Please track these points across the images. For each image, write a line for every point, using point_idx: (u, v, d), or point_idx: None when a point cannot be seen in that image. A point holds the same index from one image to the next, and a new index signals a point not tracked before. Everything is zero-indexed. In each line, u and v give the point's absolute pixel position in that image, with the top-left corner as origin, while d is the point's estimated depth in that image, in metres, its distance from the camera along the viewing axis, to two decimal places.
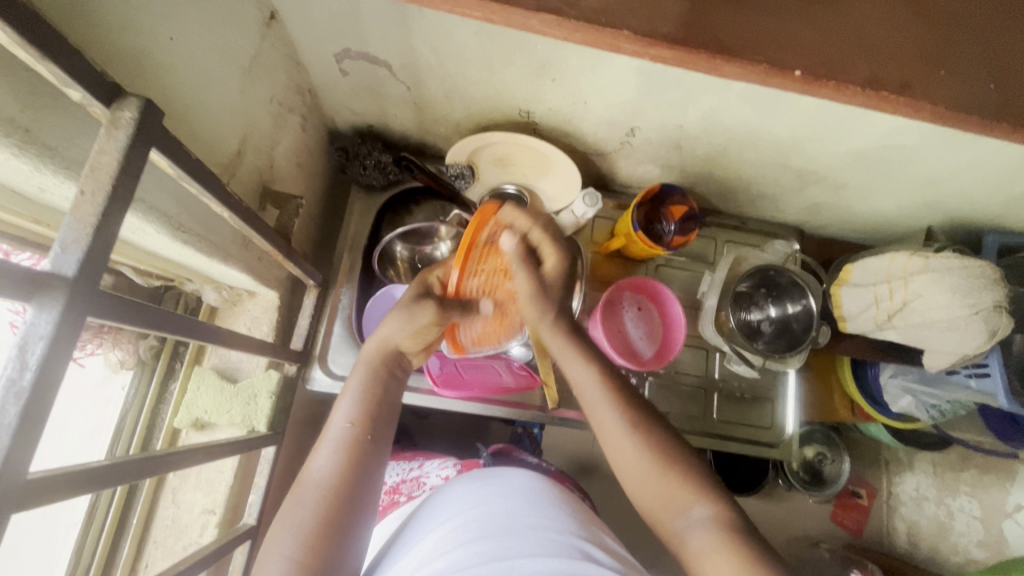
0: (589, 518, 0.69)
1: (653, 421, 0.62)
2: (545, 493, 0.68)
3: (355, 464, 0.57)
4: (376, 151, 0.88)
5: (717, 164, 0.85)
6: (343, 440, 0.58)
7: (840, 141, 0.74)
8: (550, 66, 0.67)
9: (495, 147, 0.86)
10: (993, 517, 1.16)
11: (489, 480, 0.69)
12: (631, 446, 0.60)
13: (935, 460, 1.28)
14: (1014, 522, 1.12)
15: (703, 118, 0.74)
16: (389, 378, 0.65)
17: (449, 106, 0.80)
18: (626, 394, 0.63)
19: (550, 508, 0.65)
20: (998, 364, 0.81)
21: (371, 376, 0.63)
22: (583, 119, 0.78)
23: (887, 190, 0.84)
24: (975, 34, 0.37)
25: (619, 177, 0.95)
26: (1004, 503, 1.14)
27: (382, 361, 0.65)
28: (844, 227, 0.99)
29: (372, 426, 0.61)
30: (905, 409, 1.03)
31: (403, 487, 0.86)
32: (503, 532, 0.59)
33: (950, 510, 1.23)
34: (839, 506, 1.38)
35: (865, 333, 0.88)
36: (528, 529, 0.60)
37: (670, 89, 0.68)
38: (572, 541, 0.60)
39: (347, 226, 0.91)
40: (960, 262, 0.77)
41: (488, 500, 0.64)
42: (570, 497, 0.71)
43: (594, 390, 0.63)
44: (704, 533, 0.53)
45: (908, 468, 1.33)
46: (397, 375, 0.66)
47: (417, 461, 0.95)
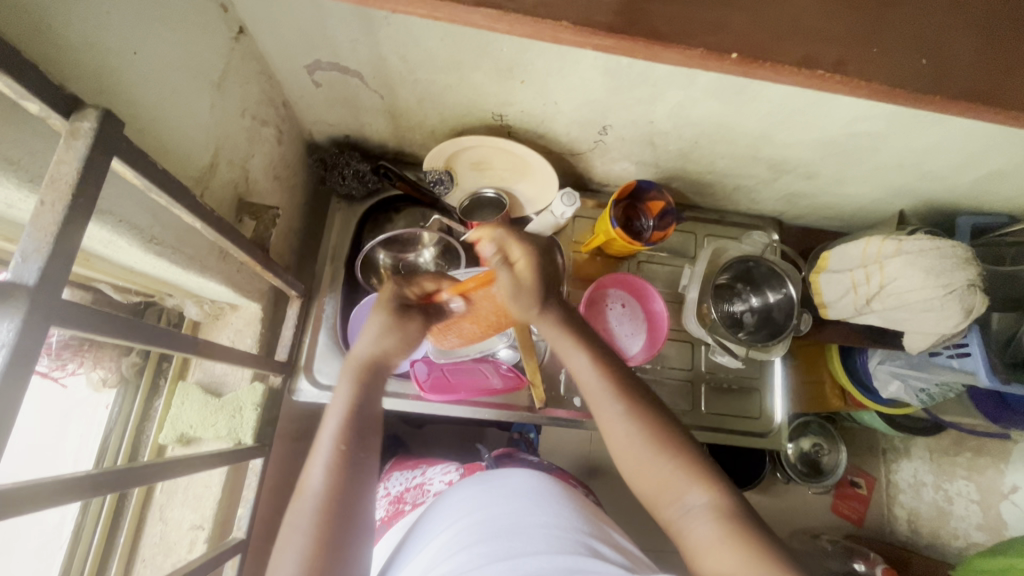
0: (595, 514, 0.70)
1: (652, 408, 0.62)
2: (547, 492, 0.68)
3: (347, 483, 0.56)
4: (354, 160, 0.89)
5: (691, 158, 0.87)
6: (333, 459, 0.56)
7: (806, 131, 0.75)
8: (518, 68, 0.69)
9: (471, 151, 0.87)
10: (989, 500, 1.17)
11: (490, 485, 0.70)
12: (627, 433, 0.60)
13: (930, 447, 1.29)
14: (1011, 504, 1.12)
15: (672, 114, 0.75)
16: (377, 383, 0.63)
17: (423, 113, 0.81)
18: (622, 381, 0.63)
19: (552, 506, 0.65)
20: (978, 343, 0.81)
21: (359, 388, 0.61)
22: (555, 119, 0.79)
23: (858, 177, 0.86)
24: (906, 14, 0.39)
25: (596, 176, 0.96)
26: (1000, 484, 1.15)
27: (365, 372, 0.62)
28: (822, 216, 1.01)
29: (358, 443, 0.58)
30: (895, 395, 1.04)
31: (406, 495, 0.85)
32: (506, 534, 0.59)
33: (948, 494, 1.24)
34: (838, 497, 1.40)
35: (846, 318, 0.90)
36: (531, 529, 0.60)
37: (636, 86, 0.70)
38: (577, 537, 0.60)
39: (329, 236, 0.92)
40: (932, 244, 0.78)
41: (492, 504, 0.65)
42: (572, 495, 0.71)
43: (592, 378, 0.63)
44: (705, 522, 0.54)
45: (905, 455, 1.34)
46: (381, 384, 0.63)
47: (421, 468, 0.94)
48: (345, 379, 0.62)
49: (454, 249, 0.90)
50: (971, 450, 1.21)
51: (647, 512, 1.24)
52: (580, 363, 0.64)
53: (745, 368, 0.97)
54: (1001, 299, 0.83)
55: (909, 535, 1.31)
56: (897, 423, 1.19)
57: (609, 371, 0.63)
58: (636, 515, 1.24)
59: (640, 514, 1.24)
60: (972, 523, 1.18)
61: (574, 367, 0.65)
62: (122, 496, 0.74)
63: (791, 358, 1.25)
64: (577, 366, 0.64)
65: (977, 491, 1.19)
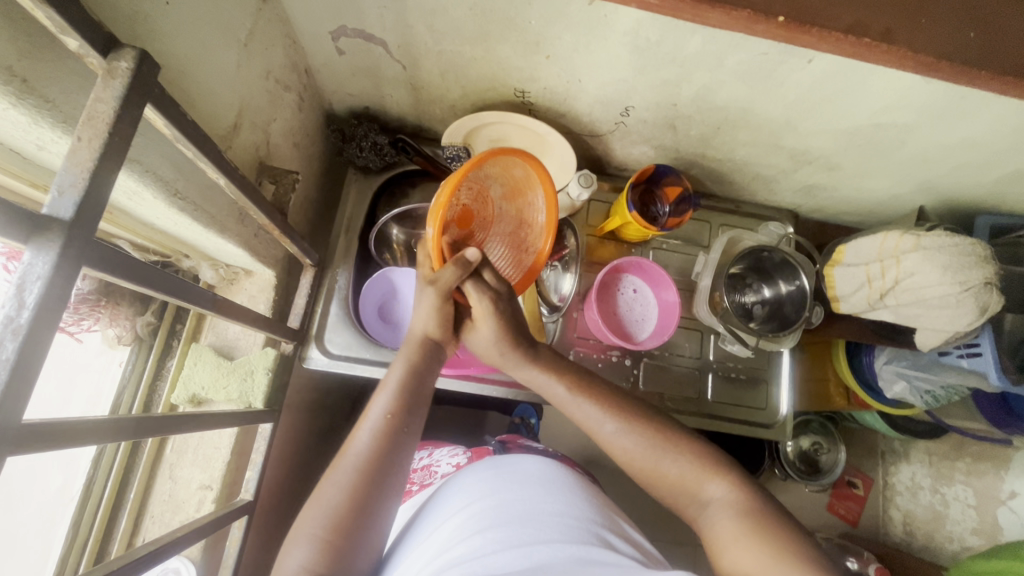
0: (604, 502, 0.71)
1: (646, 415, 0.63)
2: (558, 480, 0.70)
3: (388, 451, 0.57)
4: (373, 132, 0.89)
5: (711, 146, 0.86)
6: (381, 425, 0.58)
7: (831, 121, 0.75)
8: (544, 42, 0.68)
9: (491, 128, 0.87)
10: (988, 505, 1.19)
11: (503, 470, 0.70)
12: (630, 443, 0.61)
13: (931, 450, 1.30)
14: (1009, 510, 1.15)
15: (696, 98, 0.75)
16: (430, 365, 0.64)
17: (445, 86, 0.81)
18: (617, 397, 0.64)
19: (565, 495, 0.66)
20: (990, 343, 0.81)
21: (412, 367, 0.63)
22: (577, 98, 0.79)
23: (878, 171, 0.85)
24: None
25: (614, 159, 0.96)
26: (999, 490, 1.18)
27: (420, 351, 0.64)
28: (838, 210, 1.00)
29: (408, 417, 0.60)
30: (899, 395, 1.04)
31: (413, 475, 0.86)
32: (521, 521, 0.60)
33: (945, 498, 1.26)
34: (834, 497, 1.39)
35: (858, 313, 0.89)
36: (545, 516, 0.62)
37: (663, 67, 0.69)
38: (590, 526, 0.62)
39: (344, 208, 0.92)
40: (950, 240, 0.78)
41: (503, 490, 0.66)
42: (582, 482, 0.73)
43: (581, 404, 0.64)
44: (726, 514, 0.55)
45: (904, 458, 1.35)
46: (434, 366, 0.65)
47: (426, 449, 0.95)
48: (401, 358, 0.64)
49: None
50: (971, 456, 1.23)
51: (646, 501, 1.25)
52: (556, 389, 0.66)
53: (753, 358, 0.97)
54: (1012, 301, 0.83)
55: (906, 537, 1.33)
56: (899, 424, 1.21)
57: (596, 396, 0.64)
58: (636, 504, 1.25)
59: (639, 503, 1.24)
60: (966, 528, 1.22)
61: (557, 400, 0.66)
62: (132, 454, 0.75)
63: (798, 354, 1.25)
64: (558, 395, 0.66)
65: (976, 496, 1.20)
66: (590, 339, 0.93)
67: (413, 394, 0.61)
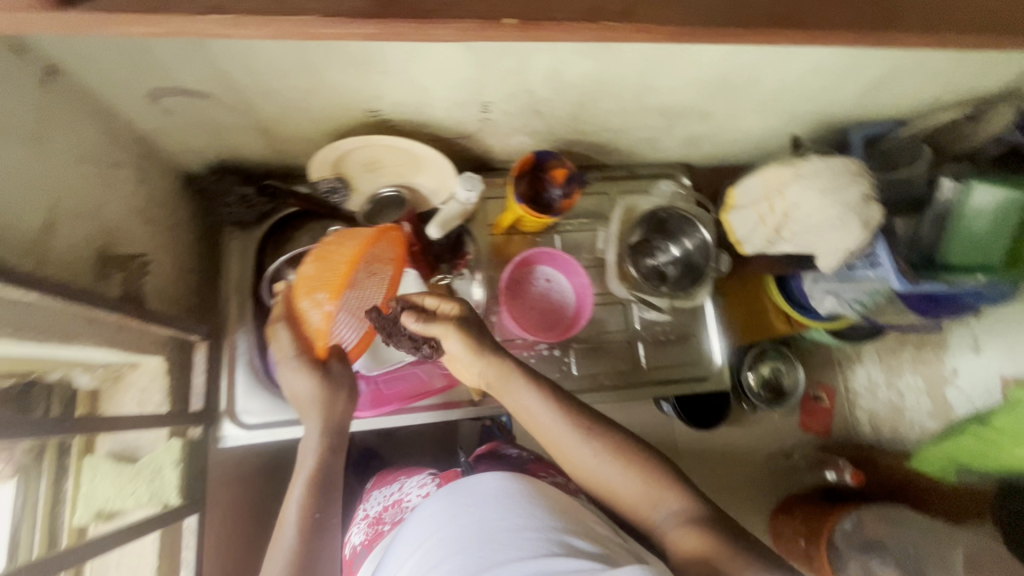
0: (569, 505, 0.69)
1: (614, 432, 0.69)
2: (517, 486, 0.67)
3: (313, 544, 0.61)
4: (235, 185, 0.84)
5: (584, 121, 0.85)
6: (300, 524, 0.61)
7: (682, 75, 0.74)
8: (372, 59, 0.64)
9: (357, 154, 0.84)
10: (937, 387, 1.36)
11: (460, 491, 0.68)
12: (595, 457, 0.67)
13: (879, 349, 1.48)
14: (955, 388, 1.32)
15: (548, 81, 0.73)
16: (336, 440, 0.67)
17: (293, 123, 0.76)
18: (587, 415, 0.69)
19: (525, 505, 0.64)
20: (885, 250, 0.86)
21: (316, 451, 0.66)
22: (432, 105, 0.76)
23: (747, 109, 0.86)
24: None
25: (497, 155, 0.94)
26: (944, 371, 1.35)
27: (320, 430, 0.66)
28: (727, 153, 1.01)
29: (324, 504, 0.63)
30: (832, 311, 1.08)
31: (385, 515, 0.85)
32: (477, 544, 0.59)
33: (900, 390, 1.44)
34: (804, 414, 1.55)
35: (760, 252, 0.91)
36: (501, 536, 0.60)
37: (503, 58, 0.67)
38: (550, 530, 0.62)
39: (228, 270, 0.87)
40: (825, 164, 0.80)
41: (461, 516, 0.64)
42: (544, 486, 0.70)
43: (553, 422, 0.68)
44: (677, 527, 0.62)
45: (858, 361, 1.52)
46: (342, 436, 0.68)
47: (399, 482, 0.94)
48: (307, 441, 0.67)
49: None
50: (916, 344, 1.42)
51: None
52: (539, 408, 0.69)
53: (678, 317, 0.98)
54: (902, 205, 0.90)
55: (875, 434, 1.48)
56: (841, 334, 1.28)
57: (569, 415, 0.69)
58: None
59: None
60: (923, 412, 1.38)
61: (532, 416, 0.70)
62: None
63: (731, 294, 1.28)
64: (537, 415, 0.69)
65: (924, 382, 1.40)
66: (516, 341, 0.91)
67: (320, 476, 0.65)
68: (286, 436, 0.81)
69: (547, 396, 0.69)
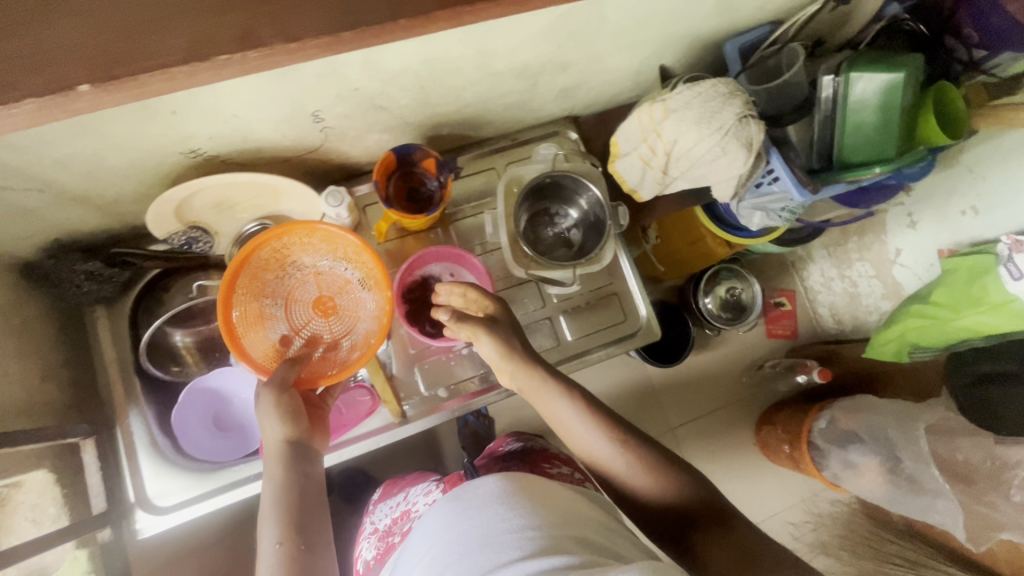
0: (567, 503, 0.64)
1: (643, 443, 0.69)
2: (516, 484, 0.62)
3: None
4: (78, 263, 0.76)
5: (436, 103, 0.77)
6: (277, 561, 0.57)
7: (518, 33, 0.67)
8: (153, 103, 0.56)
9: (201, 197, 0.76)
10: (884, 270, 1.36)
11: (458, 496, 0.63)
12: (626, 465, 0.67)
13: (827, 244, 1.50)
14: (901, 267, 1.31)
15: (369, 74, 0.65)
16: (303, 473, 0.64)
17: (108, 184, 0.68)
18: (615, 422, 0.69)
19: (523, 503, 0.59)
20: (781, 163, 0.83)
21: (282, 486, 0.61)
22: (255, 129, 0.68)
23: (609, 48, 0.79)
24: None
25: (364, 157, 0.86)
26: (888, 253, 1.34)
27: (280, 462, 0.63)
28: (611, 94, 0.95)
29: (304, 535, 0.59)
30: (763, 224, 1.04)
31: (394, 526, 0.84)
32: (478, 549, 0.55)
33: (852, 279, 1.44)
34: (769, 323, 1.55)
35: (658, 193, 0.87)
36: (501, 538, 0.56)
37: (303, 66, 0.59)
38: (557, 537, 0.56)
39: (104, 352, 0.80)
40: (692, 92, 0.74)
41: (458, 522, 0.59)
42: (543, 484, 0.65)
43: (581, 427, 0.69)
44: (718, 547, 0.61)
45: (810, 260, 1.54)
46: (306, 464, 0.65)
47: (403, 490, 0.92)
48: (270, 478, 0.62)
49: None
50: (858, 234, 1.42)
51: None
52: (567, 413, 0.70)
53: (596, 280, 0.94)
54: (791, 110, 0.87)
55: (837, 326, 1.51)
56: (783, 240, 1.25)
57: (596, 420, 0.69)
58: None
59: None
60: (877, 296, 1.39)
61: (562, 418, 0.70)
62: None
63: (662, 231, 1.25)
64: (565, 418, 0.70)
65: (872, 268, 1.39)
66: (432, 346, 0.87)
67: (293, 509, 0.60)
68: (208, 508, 0.78)
69: (581, 404, 0.70)
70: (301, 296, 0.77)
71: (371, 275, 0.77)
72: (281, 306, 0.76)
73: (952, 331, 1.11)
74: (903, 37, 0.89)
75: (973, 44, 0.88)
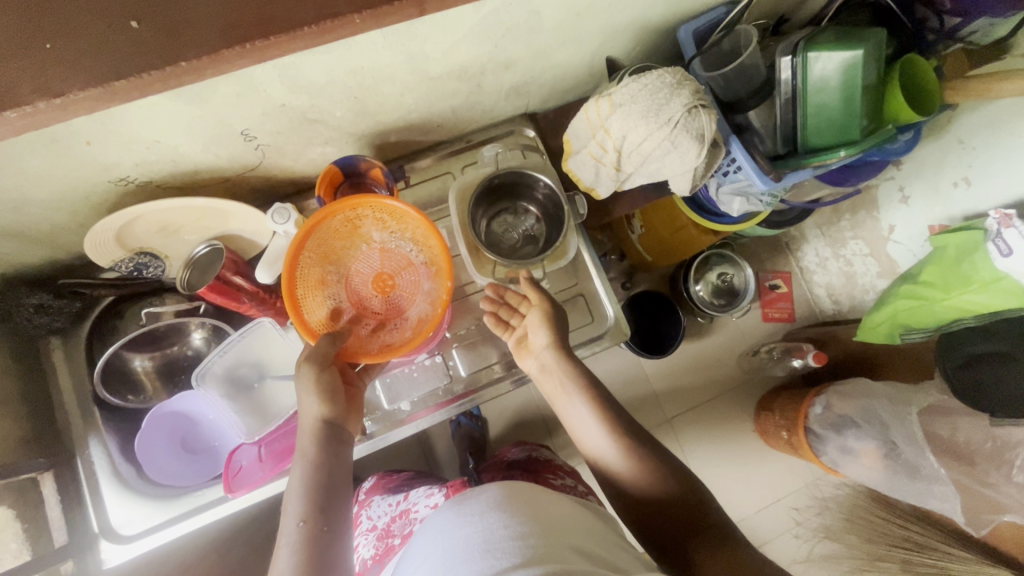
0: (576, 514, 0.59)
1: (652, 449, 0.69)
2: (520, 491, 0.59)
3: (320, 556, 0.56)
4: (27, 295, 0.76)
5: (375, 111, 0.75)
6: (299, 538, 0.57)
7: (445, 37, 0.64)
8: (63, 136, 0.55)
9: (142, 223, 0.75)
10: (879, 248, 1.30)
11: (460, 503, 0.59)
12: (631, 468, 0.68)
13: (820, 223, 1.42)
14: (895, 244, 1.25)
15: (291, 89, 0.62)
16: (336, 451, 0.64)
17: (42, 217, 0.67)
18: (626, 428, 0.71)
19: (524, 508, 0.55)
20: (741, 153, 0.80)
21: (312, 464, 0.62)
22: (183, 153, 0.66)
23: (553, 43, 0.75)
24: None
25: (312, 169, 0.84)
26: (882, 229, 1.28)
27: (313, 442, 0.63)
28: (568, 88, 0.91)
29: (327, 515, 0.59)
30: (744, 209, 0.98)
31: (394, 527, 0.82)
32: (477, 554, 0.51)
33: (847, 259, 1.37)
34: (765, 305, 1.47)
35: (616, 190, 0.84)
36: (497, 542, 0.51)
37: (214, 87, 0.56)
38: (557, 550, 0.51)
39: (63, 383, 0.81)
40: (637, 85, 0.71)
41: (457, 529, 0.55)
42: (549, 494, 0.61)
43: (594, 428, 0.71)
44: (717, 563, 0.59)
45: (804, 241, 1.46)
46: (338, 447, 0.65)
47: (404, 490, 0.90)
48: (299, 460, 0.63)
49: (219, 325, 0.86)
50: (850, 211, 1.35)
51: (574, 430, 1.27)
52: (582, 414, 0.73)
53: (559, 282, 0.92)
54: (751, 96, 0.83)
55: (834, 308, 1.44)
56: (770, 222, 1.19)
57: (609, 427, 0.71)
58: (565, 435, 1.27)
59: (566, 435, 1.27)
60: (873, 274, 1.32)
61: (576, 416, 0.73)
62: None
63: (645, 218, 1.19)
64: (579, 417, 0.73)
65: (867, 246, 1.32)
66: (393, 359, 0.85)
67: (322, 488, 0.61)
68: (173, 534, 0.79)
69: (594, 404, 0.72)
70: (361, 269, 0.77)
71: (435, 262, 0.76)
72: (342, 276, 0.76)
73: (942, 310, 1.06)
74: (868, 10, 0.85)
75: (946, 11, 0.82)
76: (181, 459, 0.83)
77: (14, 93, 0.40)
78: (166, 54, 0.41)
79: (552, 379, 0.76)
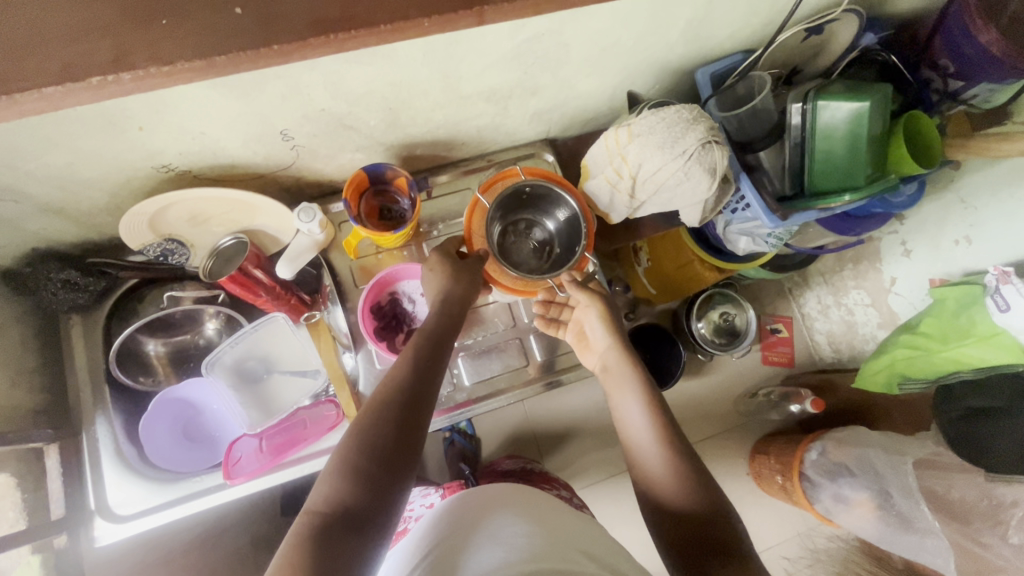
0: (580, 521, 0.65)
1: (695, 468, 0.67)
2: (535, 502, 0.65)
3: (398, 419, 0.63)
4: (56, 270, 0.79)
5: (406, 123, 0.79)
6: (388, 394, 0.64)
7: (481, 59, 0.69)
8: (119, 118, 0.59)
9: (175, 211, 0.78)
10: (880, 298, 1.32)
11: (480, 494, 0.65)
12: (671, 473, 0.66)
13: (823, 271, 1.44)
14: (896, 296, 1.28)
15: (332, 95, 0.66)
16: (444, 347, 0.72)
17: (82, 195, 0.71)
18: (677, 438, 0.69)
19: (537, 515, 0.61)
20: (751, 190, 0.83)
21: (417, 350, 0.70)
22: (223, 147, 0.70)
23: (578, 74, 0.80)
24: None
25: (337, 174, 0.87)
26: (883, 281, 1.31)
27: (426, 334, 0.72)
28: (587, 118, 0.96)
29: (417, 393, 0.65)
30: (750, 249, 1.01)
31: None
32: (490, 541, 0.56)
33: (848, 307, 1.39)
34: (765, 349, 1.45)
35: (629, 216, 0.87)
36: (510, 536, 0.57)
37: (265, 85, 0.61)
38: (567, 552, 0.56)
39: (77, 360, 0.83)
40: (657, 117, 0.75)
41: (478, 516, 0.60)
42: (556, 504, 0.67)
43: (643, 422, 0.71)
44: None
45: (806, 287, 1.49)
46: (443, 350, 0.72)
47: None
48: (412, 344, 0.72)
49: (234, 316, 0.88)
50: (853, 260, 1.38)
51: (568, 455, 1.27)
52: (636, 408, 0.73)
53: None
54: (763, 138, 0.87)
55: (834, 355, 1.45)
56: (775, 265, 1.21)
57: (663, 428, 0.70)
58: (559, 459, 1.27)
59: (560, 459, 1.27)
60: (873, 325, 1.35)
61: (629, 403, 0.74)
62: None
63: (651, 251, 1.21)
64: (632, 412, 0.73)
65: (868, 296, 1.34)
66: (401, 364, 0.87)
67: (420, 372, 0.68)
68: (167, 517, 0.79)
69: (654, 404, 0.72)
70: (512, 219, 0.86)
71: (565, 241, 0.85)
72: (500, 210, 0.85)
73: (939, 362, 1.05)
74: (875, 67, 0.90)
75: (950, 74, 0.86)
76: (182, 447, 0.84)
77: (95, 62, 0.43)
78: (258, 38, 0.44)
79: (614, 373, 0.77)
